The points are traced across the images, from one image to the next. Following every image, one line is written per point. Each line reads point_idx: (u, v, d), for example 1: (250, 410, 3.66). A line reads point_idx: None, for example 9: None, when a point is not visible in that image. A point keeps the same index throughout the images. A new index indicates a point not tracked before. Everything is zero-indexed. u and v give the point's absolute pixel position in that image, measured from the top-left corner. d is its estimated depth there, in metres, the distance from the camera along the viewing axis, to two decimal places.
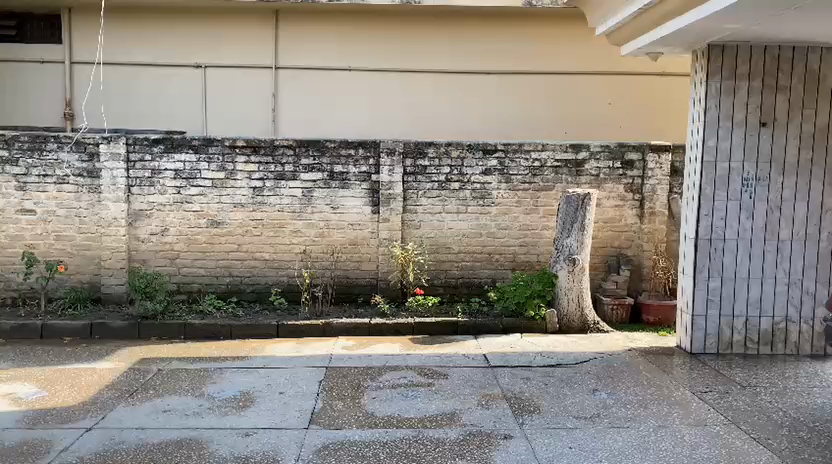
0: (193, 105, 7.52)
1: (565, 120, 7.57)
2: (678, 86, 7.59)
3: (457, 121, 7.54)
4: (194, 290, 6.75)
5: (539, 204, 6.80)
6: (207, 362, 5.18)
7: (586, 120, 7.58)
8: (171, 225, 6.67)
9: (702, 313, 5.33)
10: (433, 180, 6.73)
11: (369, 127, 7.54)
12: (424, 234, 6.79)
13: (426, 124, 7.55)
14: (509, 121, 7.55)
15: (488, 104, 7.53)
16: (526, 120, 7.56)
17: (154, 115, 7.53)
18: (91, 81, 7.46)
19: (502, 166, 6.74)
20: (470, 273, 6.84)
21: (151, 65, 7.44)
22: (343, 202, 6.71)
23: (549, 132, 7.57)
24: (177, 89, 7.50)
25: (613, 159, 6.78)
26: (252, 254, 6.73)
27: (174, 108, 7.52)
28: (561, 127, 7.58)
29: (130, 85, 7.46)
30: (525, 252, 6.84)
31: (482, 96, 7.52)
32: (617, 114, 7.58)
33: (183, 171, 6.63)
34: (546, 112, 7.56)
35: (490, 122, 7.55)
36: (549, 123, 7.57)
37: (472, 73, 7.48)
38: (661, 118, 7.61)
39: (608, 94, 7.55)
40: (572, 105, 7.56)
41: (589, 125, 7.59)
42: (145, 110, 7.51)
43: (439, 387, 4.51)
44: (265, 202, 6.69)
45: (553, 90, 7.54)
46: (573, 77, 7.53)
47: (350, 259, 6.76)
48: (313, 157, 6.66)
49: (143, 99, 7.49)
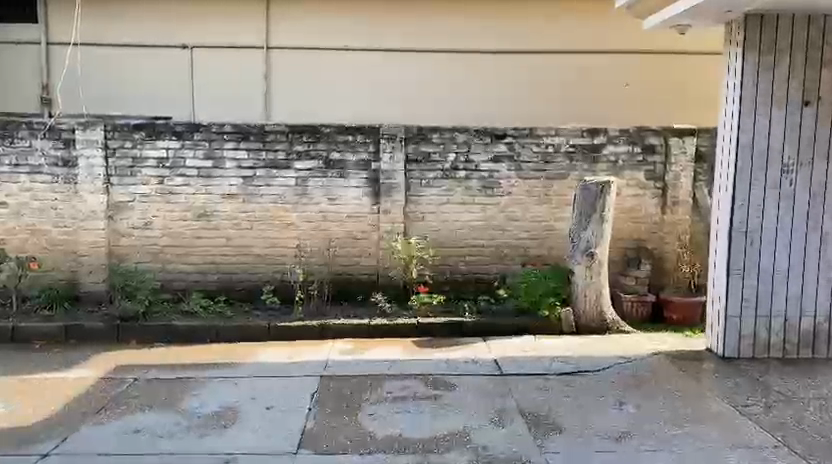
0: (179, 89, 7.00)
1: (578, 104, 7.01)
2: (700, 65, 7.02)
3: (462, 105, 6.99)
4: (180, 288, 6.24)
5: (553, 193, 6.28)
6: (189, 370, 4.68)
7: (601, 103, 7.02)
8: (155, 218, 6.17)
9: (736, 314, 4.81)
10: (437, 169, 6.21)
11: (368, 113, 7.00)
12: (429, 226, 6.28)
13: (428, 110, 7.00)
14: (518, 104, 7.00)
15: (495, 87, 6.98)
16: (536, 104, 7.00)
17: (138, 100, 6.98)
18: (70, 64, 6.93)
19: (512, 153, 6.22)
20: (478, 268, 6.33)
21: (134, 46, 6.92)
22: (340, 193, 6.20)
23: (562, 117, 7.01)
24: (162, 72, 6.97)
25: (633, 143, 6.26)
26: (242, 249, 6.23)
27: (159, 93, 6.99)
28: (574, 111, 7.02)
29: (112, 68, 6.94)
30: (538, 246, 6.33)
31: (488, 79, 6.97)
32: (634, 97, 7.02)
33: (166, 160, 6.12)
34: (557, 95, 7.01)
35: (497, 106, 7.00)
36: (561, 107, 7.01)
37: (477, 54, 6.93)
38: (682, 101, 7.07)
39: (625, 75, 6.99)
40: (586, 87, 7.00)
41: (604, 109, 7.02)
42: (128, 94, 6.97)
43: (447, 400, 4.01)
44: (256, 192, 6.18)
45: (564, 71, 6.98)
46: (586, 57, 6.97)
47: (348, 254, 6.26)
48: (308, 143, 6.14)
49: (125, 83, 6.96)
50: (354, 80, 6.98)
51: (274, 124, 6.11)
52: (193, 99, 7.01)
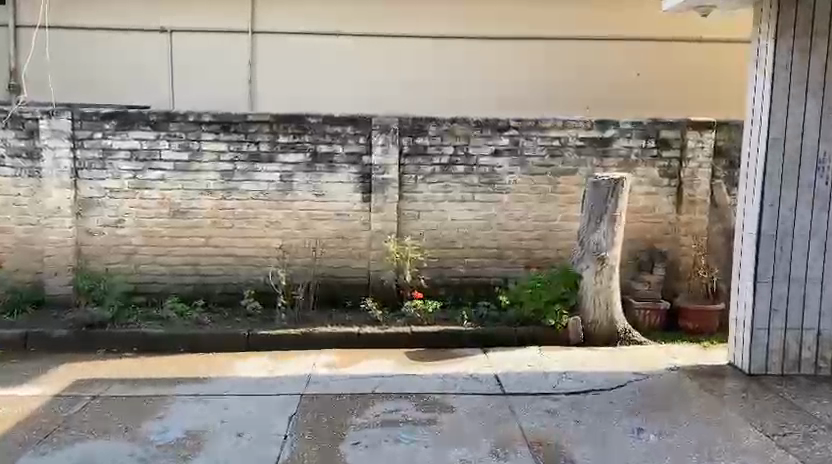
0: (158, 76, 6.50)
1: (585, 95, 6.52)
2: (716, 54, 6.55)
3: (461, 96, 6.49)
4: (155, 291, 5.76)
5: (559, 191, 5.80)
6: (155, 387, 4.20)
7: (610, 93, 6.53)
8: (127, 214, 5.68)
9: (764, 326, 4.33)
10: (434, 163, 5.72)
11: (359, 103, 6.50)
12: (425, 226, 5.79)
13: (425, 100, 6.51)
14: (520, 95, 6.50)
15: (497, 77, 6.50)
16: (541, 94, 6.51)
17: (111, 87, 6.48)
18: (39, 47, 6.44)
19: (515, 147, 5.74)
20: (478, 271, 5.85)
21: (108, 29, 6.41)
22: (328, 189, 5.71)
23: (567, 108, 6.52)
24: (139, 58, 6.47)
25: (646, 137, 5.79)
26: (222, 249, 5.74)
27: (135, 80, 6.49)
28: (580, 102, 6.53)
29: (85, 52, 6.44)
30: (542, 248, 5.85)
31: (489, 67, 6.48)
32: (646, 88, 6.55)
33: (140, 151, 5.63)
34: (564, 85, 6.52)
35: (499, 96, 6.50)
36: (567, 98, 6.52)
37: (478, 40, 6.44)
38: (698, 92, 6.60)
39: (636, 64, 6.52)
40: (594, 77, 6.52)
41: (613, 100, 6.53)
42: (102, 81, 6.47)
43: (442, 426, 3.55)
44: (236, 188, 5.69)
45: (571, 59, 6.50)
46: (595, 45, 6.48)
47: (337, 255, 5.77)
48: (293, 134, 5.65)
49: (99, 68, 6.46)
50: (345, 67, 6.48)
51: (256, 114, 5.61)
52: (172, 87, 6.51)
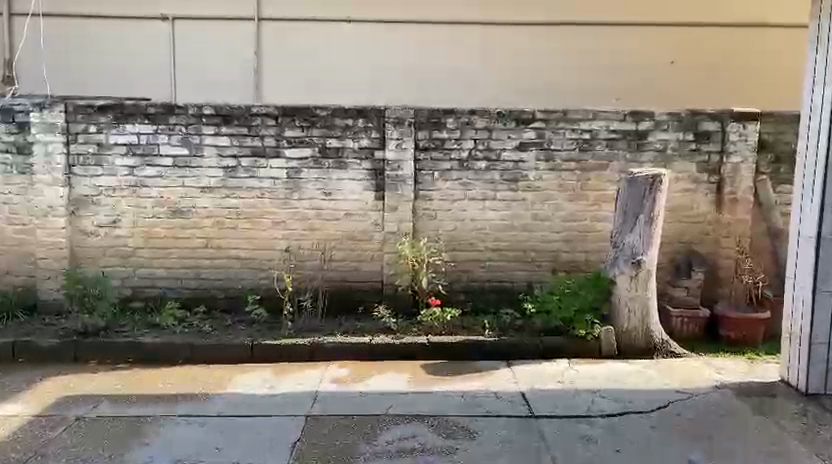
0: (159, 68, 6.12)
1: (611, 85, 6.06)
2: (756, 40, 6.04)
3: (478, 86, 6.06)
4: (153, 297, 5.38)
5: (588, 188, 5.34)
6: (146, 405, 3.82)
7: (638, 83, 6.07)
8: (124, 214, 5.31)
9: (824, 341, 3.86)
10: (452, 158, 5.29)
11: (368, 95, 6.09)
12: (443, 226, 5.37)
13: (438, 91, 6.08)
14: (540, 85, 6.06)
15: (517, 66, 6.06)
16: (562, 84, 6.06)
17: (110, 82, 6.12)
18: (34, 39, 6.09)
19: (541, 140, 5.29)
20: (499, 275, 5.41)
21: (107, 20, 6.06)
22: (338, 187, 5.31)
23: (592, 99, 6.06)
24: (139, 49, 6.11)
25: (684, 130, 5.32)
26: (225, 251, 5.36)
27: (134, 74, 6.13)
28: (606, 92, 6.08)
29: (82, 45, 6.09)
30: (570, 250, 5.40)
31: (508, 56, 6.05)
32: (676, 77, 6.08)
33: (137, 146, 5.25)
34: (588, 74, 6.06)
35: (517, 87, 6.07)
36: (591, 89, 6.08)
37: (497, 26, 6.01)
38: (739, 78, 6.09)
39: (666, 52, 6.05)
40: (621, 66, 6.05)
41: (641, 90, 6.08)
42: (99, 73, 6.12)
43: (464, 457, 3.13)
44: (239, 186, 5.30)
45: (597, 46, 6.04)
46: (623, 30, 6.01)
47: (348, 258, 5.37)
48: (301, 127, 5.24)
49: (97, 62, 6.11)
50: (356, 56, 6.06)
51: (261, 105, 5.22)
52: (174, 80, 6.15)
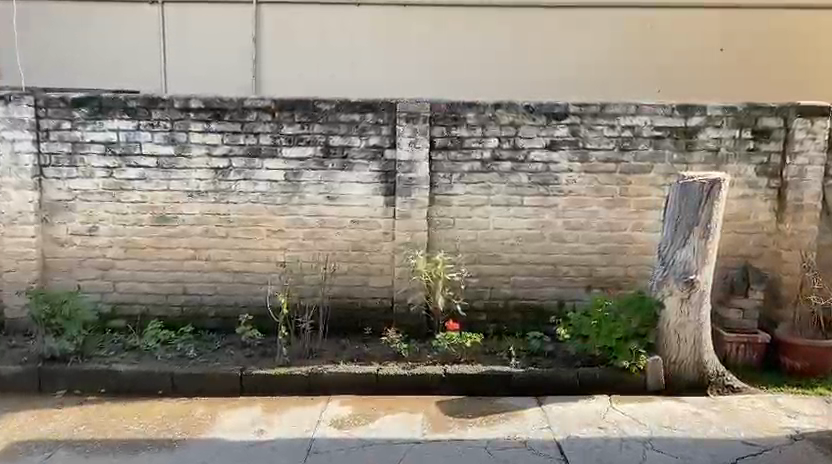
0: (147, 55, 5.71)
1: (631, 76, 5.72)
2: (789, 27, 5.71)
3: (487, 75, 5.71)
4: (135, 314, 4.79)
5: (629, 193, 4.66)
6: (110, 455, 3.22)
7: (660, 73, 5.74)
8: (102, 221, 4.71)
9: None
10: (473, 158, 4.62)
11: (370, 87, 5.72)
12: (462, 236, 4.70)
13: (444, 83, 5.71)
14: (555, 75, 5.72)
15: (531, 54, 5.70)
16: (580, 74, 5.71)
17: (102, 78, 5.70)
18: (19, 31, 5.66)
19: (575, 138, 4.61)
20: (526, 291, 4.75)
21: (96, 8, 5.63)
22: (343, 191, 4.66)
23: (609, 91, 5.73)
24: (131, 41, 5.70)
25: (740, 126, 4.61)
26: (216, 263, 4.74)
27: (130, 69, 5.72)
28: (623, 83, 5.74)
29: (65, 33, 5.66)
30: (607, 264, 4.73)
31: (524, 43, 5.69)
32: (701, 68, 5.74)
33: (116, 144, 4.64)
34: (608, 63, 5.71)
35: (530, 78, 5.71)
36: (610, 81, 5.72)
37: (517, 10, 5.63)
38: (776, 66, 5.77)
39: (693, 40, 5.71)
40: (644, 54, 5.71)
41: (662, 81, 5.74)
42: (81, 62, 5.68)
43: None
44: (231, 190, 4.68)
45: (629, 34, 5.69)
46: (654, 15, 5.65)
47: (354, 272, 4.74)
48: (301, 123, 4.60)
49: (86, 54, 5.69)
50: (357, 42, 5.67)
51: (255, 98, 4.58)
52: (168, 73, 5.73)
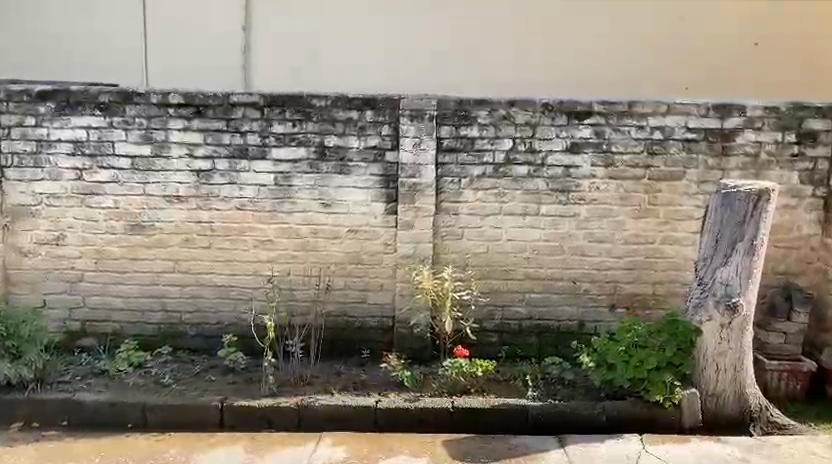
0: (128, 48, 5.33)
1: (655, 68, 5.32)
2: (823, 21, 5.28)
3: (499, 65, 5.31)
4: (107, 333, 4.31)
5: (658, 201, 4.18)
6: None
7: (686, 65, 5.32)
8: (71, 228, 4.22)
9: None
10: (485, 162, 4.14)
11: (372, 76, 5.31)
12: (471, 249, 4.22)
13: (453, 73, 5.31)
14: (572, 66, 5.31)
15: (547, 43, 5.29)
16: (600, 65, 5.31)
17: (80, 67, 5.35)
18: None
19: (599, 139, 4.12)
20: (543, 311, 4.27)
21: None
22: (339, 197, 4.18)
23: (630, 83, 5.34)
24: (115, 30, 5.32)
25: (783, 129, 4.12)
26: (197, 276, 4.26)
27: (110, 59, 5.35)
28: (646, 74, 5.34)
29: (42, 26, 5.32)
30: (632, 280, 4.25)
31: (540, 31, 5.27)
32: (728, 62, 5.31)
33: (87, 143, 4.15)
34: (629, 56, 5.30)
35: (546, 68, 5.31)
36: (631, 73, 5.32)
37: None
38: (809, 64, 5.34)
39: (723, 31, 5.28)
40: (670, 45, 5.30)
41: (688, 72, 5.33)
42: (59, 57, 5.34)
43: None
44: (214, 195, 4.19)
45: (649, 27, 5.27)
46: (676, 6, 5.25)
47: (350, 287, 4.25)
48: (293, 121, 4.12)
49: (64, 47, 5.33)
50: (356, 29, 5.26)
51: (241, 93, 4.09)
52: (151, 64, 5.35)
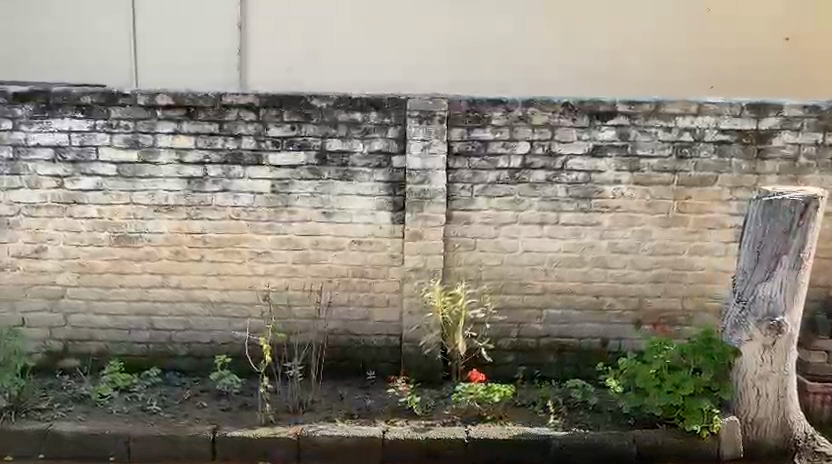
0: (117, 47, 5.03)
1: (677, 64, 5.00)
2: None
3: (510, 61, 4.99)
4: (91, 353, 3.99)
5: (688, 209, 3.84)
6: None
7: (709, 61, 5.00)
8: (51, 241, 3.90)
9: None
10: (499, 167, 3.81)
11: (375, 74, 5.00)
12: (485, 261, 3.89)
13: (461, 70, 4.98)
14: (588, 64, 4.99)
15: (561, 38, 4.96)
16: (618, 61, 4.99)
17: (67, 67, 5.06)
18: None
19: (624, 142, 3.79)
20: (563, 328, 3.95)
21: None
22: (341, 206, 3.85)
23: (650, 81, 5.02)
24: (107, 28, 5.01)
25: (824, 129, 3.77)
26: (188, 292, 3.94)
27: (99, 60, 5.05)
28: (667, 71, 5.02)
29: (25, 24, 5.01)
30: (660, 295, 3.92)
31: (554, 26, 4.94)
32: (756, 58, 4.99)
33: (68, 149, 3.82)
34: (649, 52, 4.98)
35: (560, 65, 4.99)
36: (652, 70, 5.01)
37: None
38: None
39: (749, 25, 4.96)
40: (692, 40, 4.98)
41: (712, 68, 5.01)
42: (44, 57, 5.04)
43: None
44: (206, 204, 3.86)
45: (672, 21, 4.95)
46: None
47: (354, 304, 3.92)
48: (292, 123, 3.79)
49: (50, 47, 5.03)
50: (358, 26, 4.94)
51: (235, 93, 3.77)
52: (142, 63, 5.05)
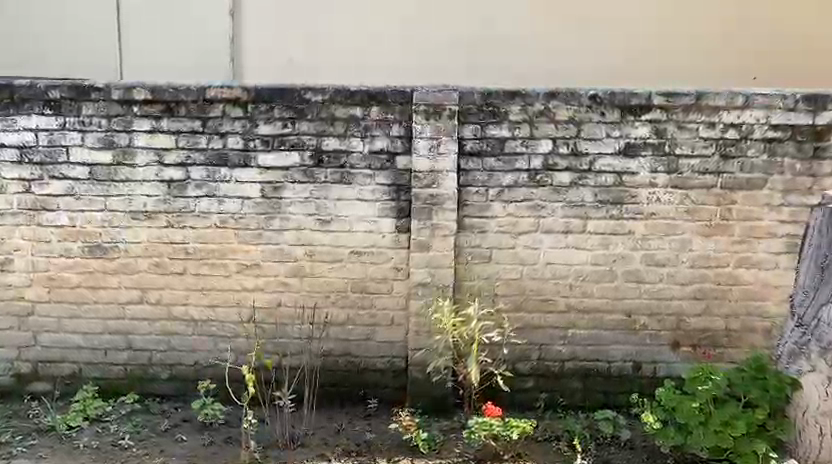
0: (109, 45, 4.77)
1: (694, 57, 4.71)
2: None
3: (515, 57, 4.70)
4: (63, 376, 3.60)
5: (733, 216, 3.37)
6: None
7: (728, 53, 4.69)
8: (18, 251, 3.50)
9: None
10: (518, 168, 3.36)
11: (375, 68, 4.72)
12: (501, 275, 3.44)
13: (465, 67, 4.70)
14: (600, 57, 4.70)
15: (568, 34, 4.68)
16: (632, 55, 4.69)
17: (58, 65, 4.81)
18: None
19: (660, 140, 3.33)
20: (590, 351, 3.49)
21: None
22: (338, 213, 3.42)
23: (661, 78, 4.73)
24: (99, 24, 4.74)
25: None
26: (169, 309, 3.53)
27: (91, 58, 4.80)
28: (679, 68, 4.73)
29: (14, 21, 4.77)
30: (700, 314, 3.45)
31: (563, 18, 4.65)
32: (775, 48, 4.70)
33: (35, 150, 3.42)
34: (665, 44, 4.68)
35: (567, 60, 4.71)
36: (667, 63, 4.70)
37: None
38: None
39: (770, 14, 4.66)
40: (710, 30, 4.68)
41: (726, 63, 4.71)
42: (33, 56, 4.80)
43: None
44: (188, 210, 3.45)
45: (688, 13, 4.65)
46: None
47: (353, 322, 3.50)
48: (283, 120, 3.36)
49: (39, 44, 4.79)
50: (358, 17, 4.65)
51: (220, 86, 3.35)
52: (136, 60, 4.77)
